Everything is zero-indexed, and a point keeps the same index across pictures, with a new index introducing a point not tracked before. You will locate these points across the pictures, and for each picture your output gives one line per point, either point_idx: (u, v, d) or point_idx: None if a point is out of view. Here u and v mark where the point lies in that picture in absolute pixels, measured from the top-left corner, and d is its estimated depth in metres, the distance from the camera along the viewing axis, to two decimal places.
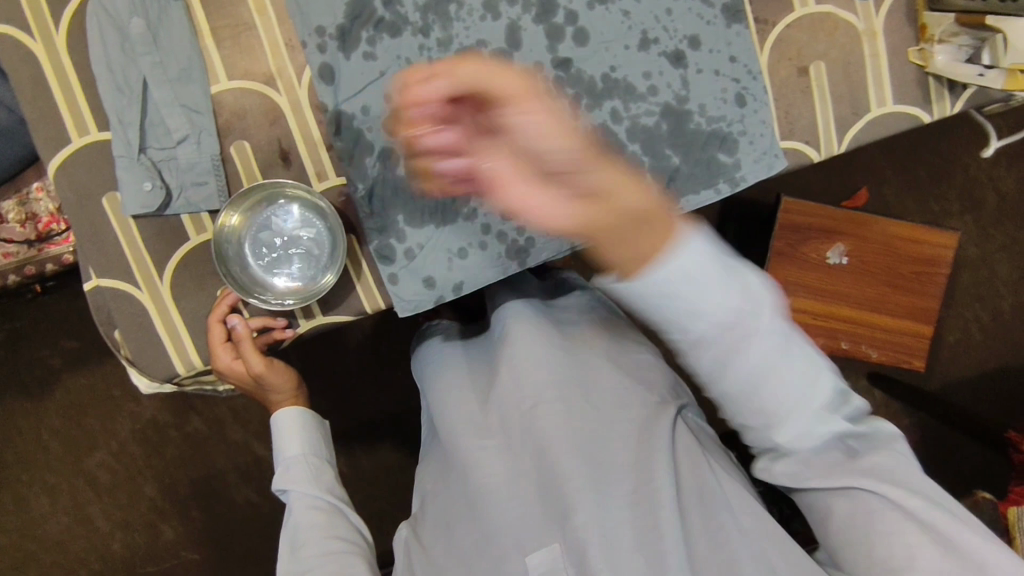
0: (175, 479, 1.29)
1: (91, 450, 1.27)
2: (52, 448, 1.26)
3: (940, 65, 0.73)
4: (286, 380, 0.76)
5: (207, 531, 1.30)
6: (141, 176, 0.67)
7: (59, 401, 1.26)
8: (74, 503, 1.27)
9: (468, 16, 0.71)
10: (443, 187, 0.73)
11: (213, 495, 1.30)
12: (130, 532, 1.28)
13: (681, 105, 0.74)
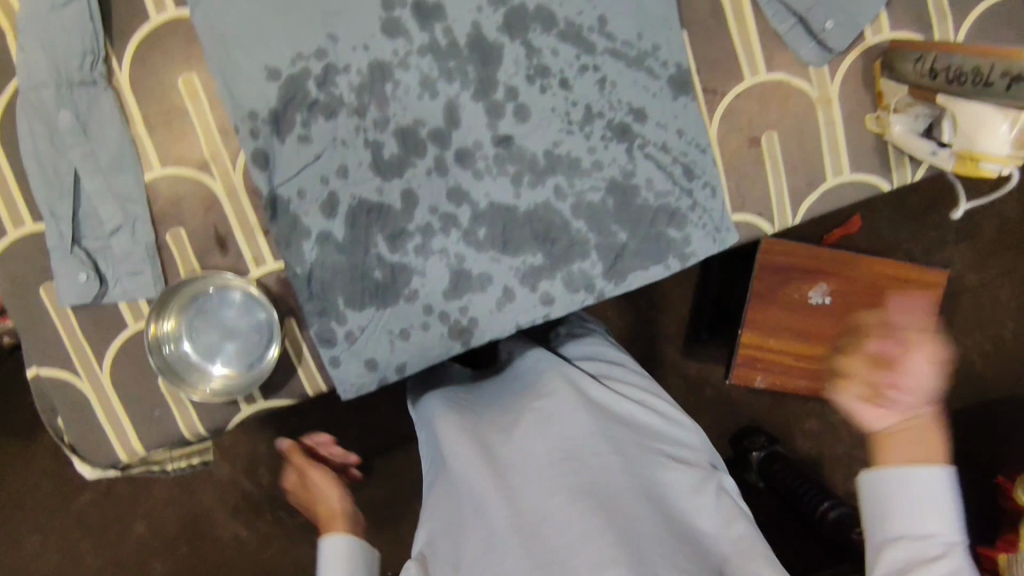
0: (159, 522, 1.30)
1: (75, 495, 1.28)
2: (37, 493, 1.28)
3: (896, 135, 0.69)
4: (325, 484, 0.82)
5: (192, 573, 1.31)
6: (75, 268, 0.67)
7: (43, 447, 1.27)
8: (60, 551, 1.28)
9: (405, 95, 0.69)
10: (383, 268, 0.72)
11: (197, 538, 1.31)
12: None
13: (627, 179, 0.72)
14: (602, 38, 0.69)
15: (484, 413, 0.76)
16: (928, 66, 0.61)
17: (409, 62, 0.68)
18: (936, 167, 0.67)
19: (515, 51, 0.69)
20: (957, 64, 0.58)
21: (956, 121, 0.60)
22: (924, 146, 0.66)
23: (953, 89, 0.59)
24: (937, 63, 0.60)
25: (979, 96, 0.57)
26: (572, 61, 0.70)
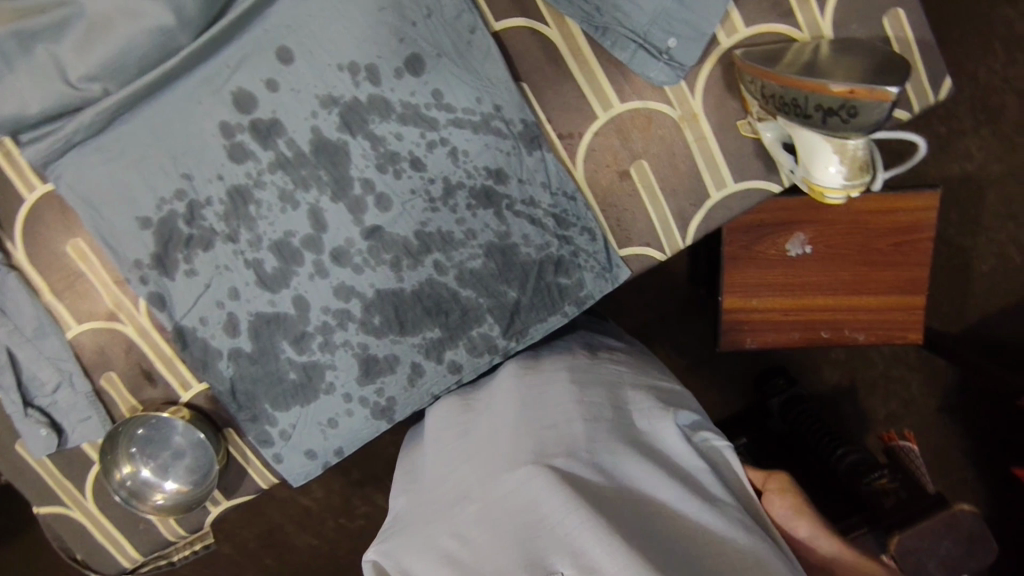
0: None
1: None
2: None
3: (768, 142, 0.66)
4: None
5: None
6: (33, 427, 0.75)
7: None
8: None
9: (269, 211, 0.71)
10: (296, 370, 0.76)
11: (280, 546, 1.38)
12: None
13: (504, 240, 0.72)
14: (441, 111, 0.68)
15: (487, 437, 0.66)
16: (758, 91, 0.62)
17: (264, 180, 0.70)
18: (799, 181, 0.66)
19: (360, 145, 0.69)
20: (780, 92, 0.60)
21: (800, 147, 0.62)
22: (788, 159, 0.66)
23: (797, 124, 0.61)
24: (779, 100, 0.60)
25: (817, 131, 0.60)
26: (418, 140, 0.69)
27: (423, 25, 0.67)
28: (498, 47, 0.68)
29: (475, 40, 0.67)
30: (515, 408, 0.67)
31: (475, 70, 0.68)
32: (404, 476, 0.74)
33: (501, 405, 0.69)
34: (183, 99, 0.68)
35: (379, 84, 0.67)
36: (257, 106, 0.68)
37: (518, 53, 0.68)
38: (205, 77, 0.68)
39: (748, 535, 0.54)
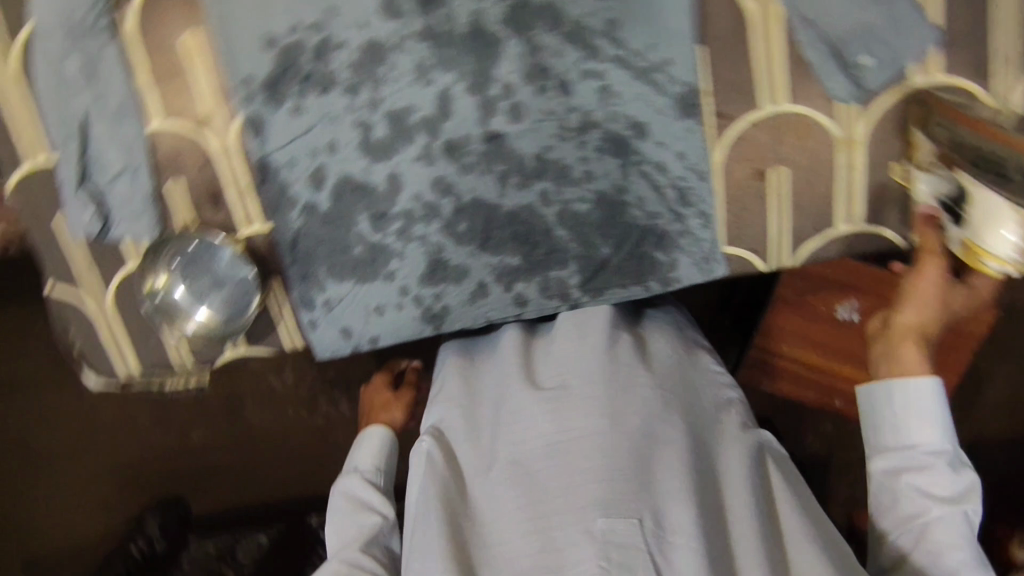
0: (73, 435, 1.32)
1: None
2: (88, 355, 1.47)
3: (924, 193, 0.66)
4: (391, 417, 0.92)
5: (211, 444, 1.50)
6: (82, 205, 0.72)
7: None
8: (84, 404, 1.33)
9: (399, 79, 0.68)
10: (364, 246, 0.73)
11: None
12: None
13: (618, 194, 0.69)
14: (610, 44, 0.65)
15: (568, 367, 0.67)
16: (951, 138, 0.62)
17: (406, 46, 0.66)
18: (937, 241, 0.65)
19: (517, 46, 0.66)
20: (978, 143, 0.61)
21: (971, 207, 0.61)
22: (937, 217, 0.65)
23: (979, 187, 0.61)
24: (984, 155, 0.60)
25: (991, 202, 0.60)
26: (575, 64, 0.66)
27: None
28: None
29: None
30: (583, 348, 0.68)
31: (661, 13, 0.63)
32: (445, 383, 0.75)
33: (572, 340, 0.69)
34: None
35: None
36: None
37: (711, 12, 0.63)
38: None
39: (798, 519, 0.63)
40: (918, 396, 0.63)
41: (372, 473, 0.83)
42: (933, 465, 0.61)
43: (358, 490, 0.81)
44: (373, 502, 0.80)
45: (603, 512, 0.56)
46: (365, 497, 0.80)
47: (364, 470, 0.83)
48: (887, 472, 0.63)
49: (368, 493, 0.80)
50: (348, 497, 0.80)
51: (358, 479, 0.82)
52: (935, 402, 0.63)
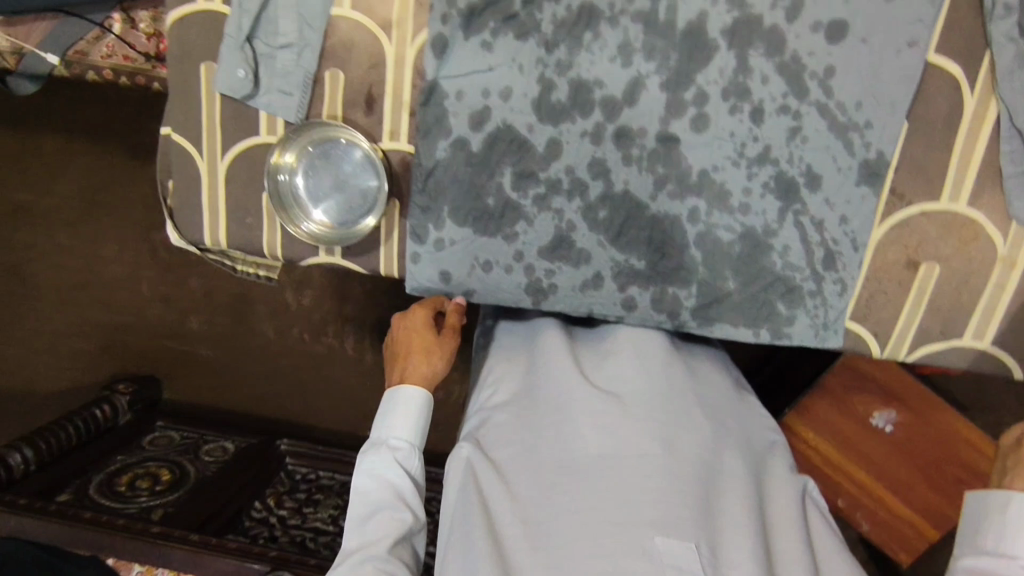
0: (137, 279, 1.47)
1: (156, 231, 1.44)
2: (128, 209, 1.45)
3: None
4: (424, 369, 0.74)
5: (214, 335, 1.47)
6: (237, 62, 0.70)
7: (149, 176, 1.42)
8: (133, 266, 1.46)
9: (599, 50, 0.66)
10: (497, 200, 0.71)
11: (239, 316, 1.45)
12: (157, 308, 1.49)
13: (765, 236, 0.68)
14: (818, 90, 0.64)
15: (627, 385, 0.66)
16: None
17: (619, 22, 0.65)
18: None
19: (726, 60, 0.64)
20: None
21: None
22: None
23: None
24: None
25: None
26: (776, 96, 0.65)
27: (874, 4, 0.61)
28: (920, 74, 0.62)
29: (904, 53, 0.61)
30: (642, 366, 0.68)
31: (881, 78, 0.62)
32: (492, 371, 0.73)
33: (631, 362, 0.69)
34: None
35: (790, 24, 0.63)
36: None
37: (927, 94, 0.63)
38: None
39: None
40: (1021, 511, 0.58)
41: (410, 457, 0.71)
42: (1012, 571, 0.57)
43: (394, 474, 0.69)
44: (403, 495, 0.68)
45: (661, 531, 0.55)
46: (394, 490, 0.68)
47: (400, 446, 0.71)
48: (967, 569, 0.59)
49: (404, 482, 0.69)
50: (381, 475, 0.69)
51: (394, 458, 0.69)
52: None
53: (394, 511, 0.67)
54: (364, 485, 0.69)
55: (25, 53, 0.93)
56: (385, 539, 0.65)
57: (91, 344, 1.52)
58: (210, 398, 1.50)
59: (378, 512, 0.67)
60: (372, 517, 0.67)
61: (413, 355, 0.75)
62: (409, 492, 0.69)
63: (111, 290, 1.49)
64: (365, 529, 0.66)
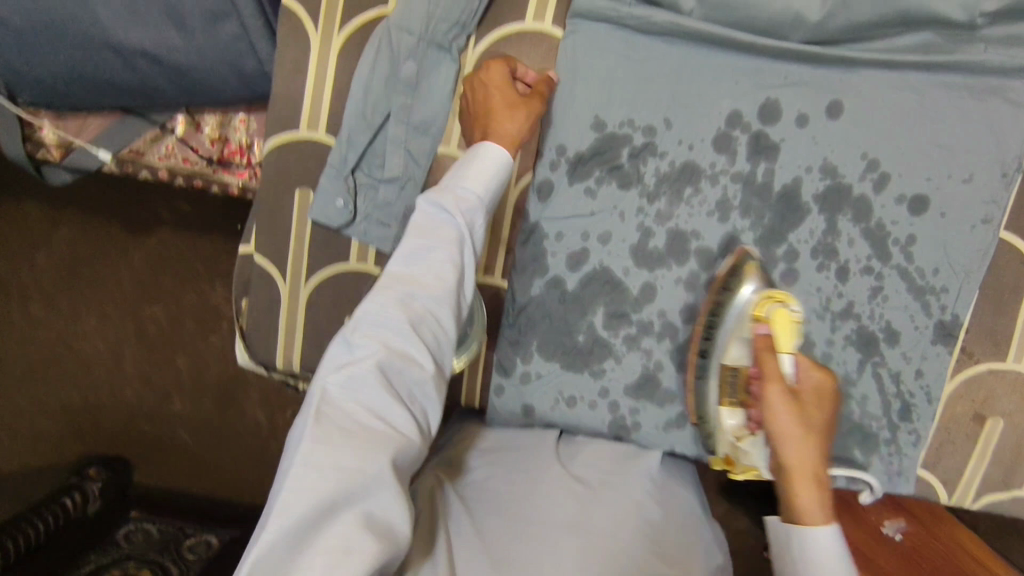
0: (120, 355, 1.40)
1: (148, 305, 1.38)
2: (118, 285, 1.38)
3: (781, 327, 0.59)
4: (511, 125, 0.61)
5: (201, 419, 1.38)
6: (337, 192, 0.70)
7: (144, 251, 1.36)
8: (111, 341, 1.40)
9: (698, 205, 0.69)
10: (588, 337, 0.73)
11: (223, 400, 1.37)
12: (140, 385, 1.40)
13: (845, 385, 0.71)
14: (900, 254, 0.69)
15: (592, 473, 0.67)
16: None
17: (719, 180, 0.69)
18: None
19: (817, 222, 0.69)
20: None
21: None
22: (785, 364, 0.58)
23: (721, 335, 0.65)
24: (710, 328, 0.66)
25: (726, 353, 0.65)
26: (861, 258, 0.69)
27: (954, 183, 0.67)
28: (993, 248, 0.68)
29: (980, 228, 0.67)
30: (629, 473, 0.68)
31: (958, 249, 0.68)
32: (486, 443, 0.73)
33: (598, 457, 0.70)
34: (725, 68, 0.66)
35: (877, 194, 0.68)
36: (775, 124, 0.67)
37: (998, 265, 0.68)
38: (761, 68, 0.66)
39: None
40: (823, 546, 0.54)
41: (474, 227, 0.57)
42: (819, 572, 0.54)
43: (454, 237, 0.55)
44: (458, 279, 0.54)
45: None
46: (456, 262, 0.54)
47: (465, 199, 0.57)
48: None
49: (465, 245, 0.56)
50: (436, 243, 0.54)
51: (461, 210, 0.56)
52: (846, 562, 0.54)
53: (416, 324, 0.51)
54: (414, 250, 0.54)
55: (73, 148, 0.89)
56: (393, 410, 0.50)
57: (60, 423, 1.43)
58: (184, 484, 1.40)
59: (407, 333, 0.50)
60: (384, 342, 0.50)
61: (513, 105, 0.62)
62: (445, 338, 0.53)
63: (90, 365, 1.41)
64: (378, 348, 0.50)
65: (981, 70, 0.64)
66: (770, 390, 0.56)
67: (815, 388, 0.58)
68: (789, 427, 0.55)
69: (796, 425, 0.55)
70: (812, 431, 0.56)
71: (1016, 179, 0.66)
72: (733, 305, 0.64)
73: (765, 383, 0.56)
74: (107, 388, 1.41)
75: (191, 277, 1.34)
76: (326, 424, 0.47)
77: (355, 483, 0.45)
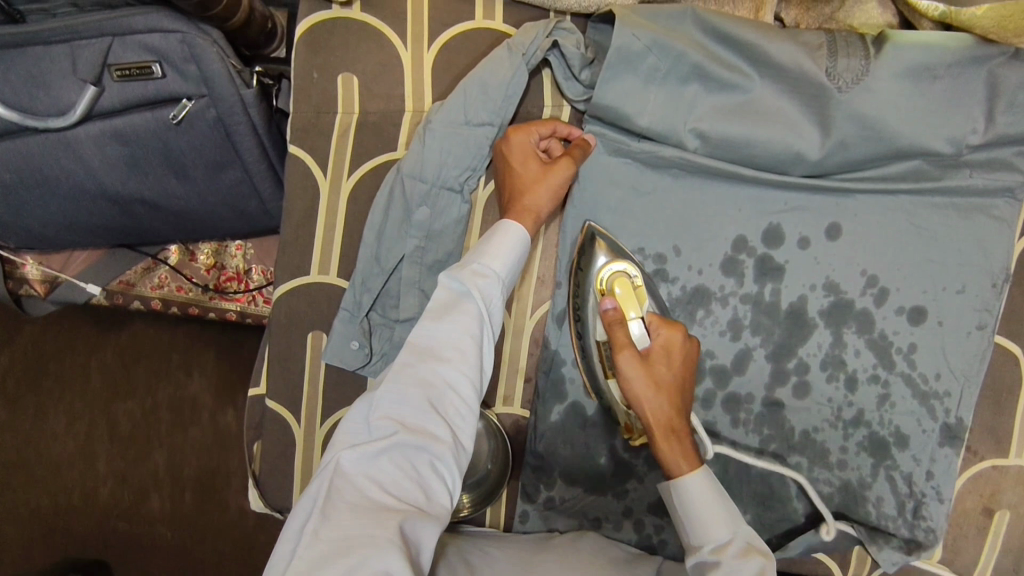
0: (92, 456, 1.33)
1: (122, 401, 1.32)
2: (90, 382, 1.33)
3: (624, 296, 0.65)
4: (545, 197, 0.64)
5: (184, 521, 1.31)
6: (353, 334, 0.68)
7: (118, 345, 1.32)
8: (83, 441, 1.33)
9: (710, 325, 0.71)
10: (610, 459, 0.73)
11: (205, 495, 1.30)
12: (116, 487, 1.32)
13: (861, 489, 0.73)
14: (904, 362, 0.71)
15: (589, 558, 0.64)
16: None
17: (729, 301, 0.71)
18: None
19: (824, 337, 0.71)
20: None
21: None
22: (635, 329, 0.63)
23: (588, 317, 0.68)
24: (579, 309, 0.69)
25: (597, 331, 0.68)
26: (868, 367, 0.72)
27: (949, 295, 0.70)
28: (990, 353, 0.71)
29: (975, 334, 0.70)
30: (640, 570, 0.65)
31: (957, 355, 0.71)
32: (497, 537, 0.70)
33: (607, 550, 0.67)
34: (728, 196, 0.69)
35: (879, 308, 0.70)
36: (779, 246, 0.70)
37: (994, 367, 0.72)
38: (762, 196, 0.69)
39: None
40: (699, 489, 0.57)
41: (492, 305, 0.56)
42: (716, 527, 0.56)
43: (473, 313, 0.54)
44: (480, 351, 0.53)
45: None
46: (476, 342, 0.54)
47: (483, 275, 0.57)
48: (699, 570, 0.56)
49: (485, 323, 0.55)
50: (455, 320, 0.54)
51: (479, 288, 0.56)
52: (724, 496, 0.58)
53: (437, 399, 0.51)
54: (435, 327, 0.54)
55: (58, 283, 0.85)
56: (409, 488, 0.48)
57: (22, 533, 1.34)
58: None
59: (424, 411, 0.50)
60: (401, 420, 0.50)
61: (534, 180, 0.64)
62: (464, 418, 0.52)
63: (58, 468, 1.34)
64: (396, 426, 0.49)
65: (967, 191, 0.68)
66: (621, 356, 0.61)
67: (661, 345, 0.62)
68: (639, 389, 0.60)
69: (654, 385, 0.60)
70: (667, 387, 0.60)
71: (1005, 287, 0.70)
72: (590, 279, 0.69)
73: (615, 353, 0.61)
74: (80, 494, 1.33)
75: (168, 369, 1.30)
76: (340, 500, 0.46)
77: (368, 546, 0.43)
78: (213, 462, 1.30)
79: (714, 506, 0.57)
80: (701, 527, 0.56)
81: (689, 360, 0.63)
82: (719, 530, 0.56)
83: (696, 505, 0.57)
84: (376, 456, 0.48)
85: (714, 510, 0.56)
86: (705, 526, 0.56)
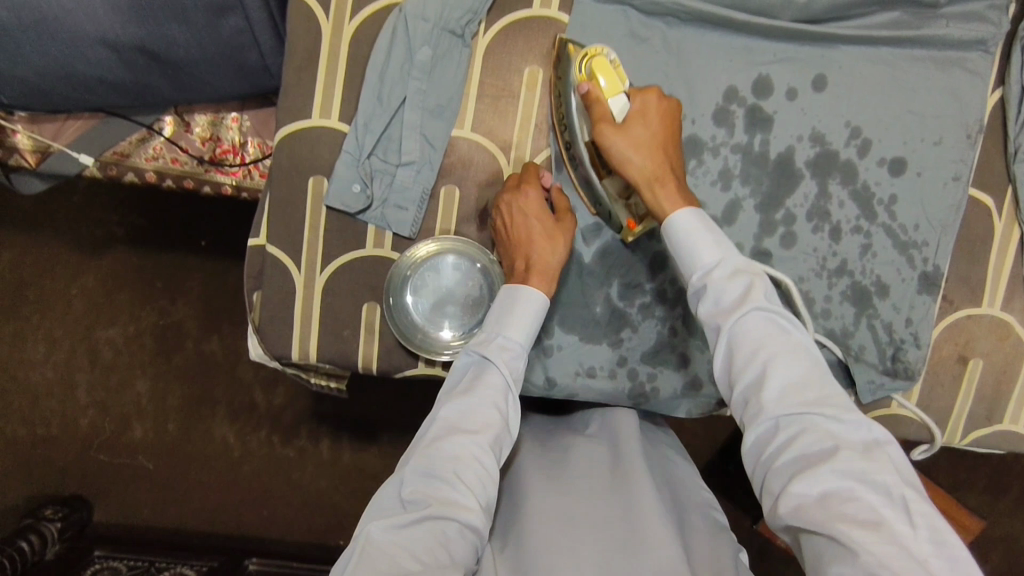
0: (71, 384, 1.21)
1: (102, 328, 1.21)
2: (69, 306, 1.20)
3: (607, 81, 0.66)
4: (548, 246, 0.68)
5: (169, 447, 1.22)
6: (354, 177, 0.71)
7: (98, 271, 1.20)
8: (65, 368, 1.21)
9: (702, 175, 0.74)
10: (606, 308, 0.75)
11: (191, 421, 1.21)
12: (97, 416, 1.21)
13: (844, 338, 0.76)
14: (885, 213, 0.74)
15: (574, 463, 0.67)
16: None
17: (720, 152, 0.73)
18: None
19: (810, 188, 0.74)
20: None
21: None
22: (616, 104, 0.66)
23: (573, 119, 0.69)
24: (563, 114, 0.70)
25: (583, 132, 0.69)
26: (851, 219, 0.75)
27: (928, 145, 0.73)
28: (965, 203, 0.74)
29: (951, 185, 0.74)
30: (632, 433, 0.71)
31: (935, 205, 0.74)
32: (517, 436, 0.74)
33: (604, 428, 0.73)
34: (717, 47, 0.72)
35: (862, 158, 0.73)
36: (768, 96, 0.72)
37: (968, 219, 0.76)
38: (750, 47, 0.72)
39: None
40: (687, 221, 0.62)
41: (516, 374, 0.63)
42: (707, 251, 0.60)
43: (499, 384, 0.61)
44: (502, 420, 0.59)
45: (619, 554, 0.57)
46: (498, 413, 0.60)
47: (510, 347, 0.63)
48: (693, 295, 0.62)
49: (507, 402, 0.61)
50: (483, 388, 0.60)
51: (504, 360, 0.62)
52: (713, 223, 0.62)
53: (462, 470, 0.56)
54: (464, 406, 0.59)
55: (50, 152, 0.83)
56: (437, 552, 0.52)
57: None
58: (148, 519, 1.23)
59: (450, 482, 0.55)
60: (431, 493, 0.54)
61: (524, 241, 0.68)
62: (485, 491, 0.56)
63: (30, 399, 1.21)
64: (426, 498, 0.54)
65: (944, 43, 0.71)
66: (601, 133, 0.65)
67: (640, 112, 0.65)
68: (625, 151, 0.64)
69: (636, 145, 0.64)
70: (649, 146, 0.65)
71: (978, 138, 0.73)
72: (569, 79, 0.68)
73: (596, 127, 0.65)
74: (59, 423, 1.22)
75: (150, 295, 1.20)
76: (372, 560, 0.50)
77: None
78: (205, 390, 1.21)
79: (705, 228, 0.61)
80: (689, 258, 0.61)
81: (669, 119, 0.67)
82: (708, 253, 0.60)
83: (686, 240, 0.61)
84: (407, 525, 0.52)
85: (704, 237, 0.61)
86: (696, 247, 0.61)
